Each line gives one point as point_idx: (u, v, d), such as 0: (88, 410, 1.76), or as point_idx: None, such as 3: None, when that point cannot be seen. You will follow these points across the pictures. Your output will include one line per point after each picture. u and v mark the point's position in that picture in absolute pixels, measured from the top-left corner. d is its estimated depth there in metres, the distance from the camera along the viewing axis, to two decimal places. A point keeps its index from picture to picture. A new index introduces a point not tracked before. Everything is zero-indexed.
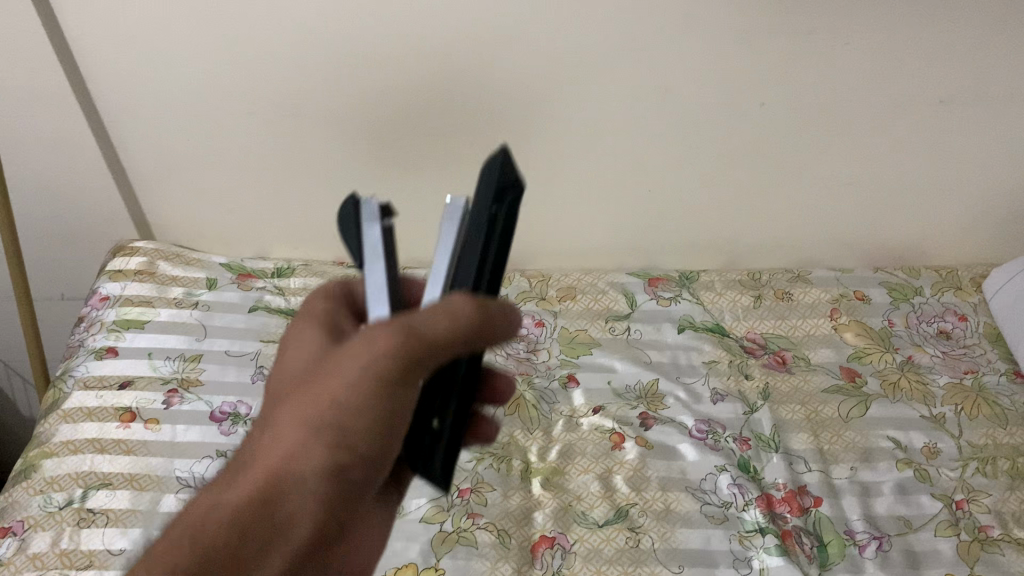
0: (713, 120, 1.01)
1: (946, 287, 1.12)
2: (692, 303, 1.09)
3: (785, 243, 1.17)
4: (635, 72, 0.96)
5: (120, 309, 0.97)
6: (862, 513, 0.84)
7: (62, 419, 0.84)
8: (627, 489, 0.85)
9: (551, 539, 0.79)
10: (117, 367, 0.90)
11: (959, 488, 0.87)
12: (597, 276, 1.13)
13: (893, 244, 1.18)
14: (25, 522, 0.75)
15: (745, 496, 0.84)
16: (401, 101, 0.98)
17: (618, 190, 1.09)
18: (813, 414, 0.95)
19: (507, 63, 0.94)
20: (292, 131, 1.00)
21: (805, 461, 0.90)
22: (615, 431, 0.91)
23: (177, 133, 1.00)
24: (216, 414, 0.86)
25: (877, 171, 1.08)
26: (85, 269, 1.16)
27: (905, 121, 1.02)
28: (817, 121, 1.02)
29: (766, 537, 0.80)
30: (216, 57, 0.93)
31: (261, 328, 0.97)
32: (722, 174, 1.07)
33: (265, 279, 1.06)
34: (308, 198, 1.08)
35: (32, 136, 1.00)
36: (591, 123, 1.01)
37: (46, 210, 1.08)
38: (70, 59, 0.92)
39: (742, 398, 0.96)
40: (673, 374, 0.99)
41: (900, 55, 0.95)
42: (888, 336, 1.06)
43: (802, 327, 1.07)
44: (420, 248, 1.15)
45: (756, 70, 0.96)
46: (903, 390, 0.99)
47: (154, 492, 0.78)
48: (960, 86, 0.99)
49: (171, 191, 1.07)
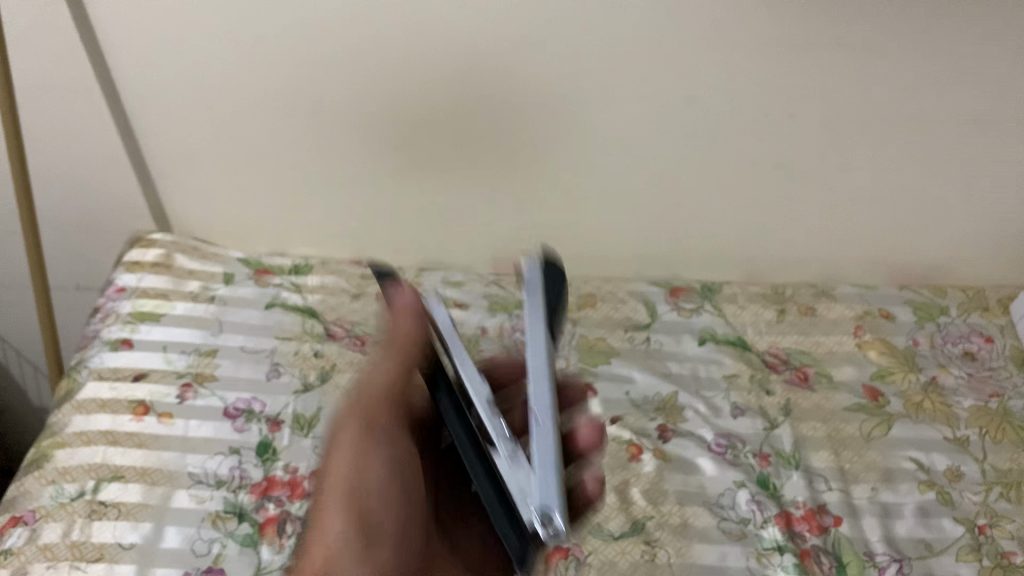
0: (742, 131, 1.00)
1: (973, 308, 1.11)
2: (713, 316, 1.08)
3: (809, 258, 1.16)
4: (663, 81, 0.95)
5: (136, 301, 0.96)
6: (883, 535, 0.83)
7: (75, 409, 0.83)
8: (643, 501, 0.83)
9: (565, 550, 0.78)
10: (132, 359, 0.89)
11: (982, 513, 0.86)
12: (617, 286, 1.11)
13: (919, 263, 1.16)
14: (37, 511, 0.74)
15: (764, 513, 0.83)
16: (426, 102, 0.97)
17: (642, 199, 1.07)
18: (834, 432, 0.94)
19: (534, 67, 0.93)
20: (316, 128, 1.00)
21: (825, 479, 0.88)
22: (632, 442, 0.90)
23: (200, 127, 0.99)
24: (230, 411, 0.85)
25: (904, 188, 1.07)
26: (101, 259, 1.15)
27: (937, 137, 1.01)
28: (846, 136, 1.01)
29: (785, 555, 0.79)
30: (241, 53, 0.92)
31: (277, 325, 0.96)
32: (747, 186, 1.06)
33: (282, 276, 1.04)
34: (329, 196, 1.07)
35: (55, 124, 0.99)
36: (618, 131, 1.00)
37: (66, 199, 1.07)
38: (96, 47, 0.92)
39: (762, 414, 0.95)
40: (692, 387, 0.98)
41: (934, 71, 0.94)
42: (913, 356, 1.04)
43: (824, 343, 1.06)
44: (440, 250, 1.13)
45: (786, 83, 0.95)
46: (927, 411, 0.97)
47: (166, 487, 0.77)
48: (994, 104, 0.97)
49: (190, 185, 1.06)
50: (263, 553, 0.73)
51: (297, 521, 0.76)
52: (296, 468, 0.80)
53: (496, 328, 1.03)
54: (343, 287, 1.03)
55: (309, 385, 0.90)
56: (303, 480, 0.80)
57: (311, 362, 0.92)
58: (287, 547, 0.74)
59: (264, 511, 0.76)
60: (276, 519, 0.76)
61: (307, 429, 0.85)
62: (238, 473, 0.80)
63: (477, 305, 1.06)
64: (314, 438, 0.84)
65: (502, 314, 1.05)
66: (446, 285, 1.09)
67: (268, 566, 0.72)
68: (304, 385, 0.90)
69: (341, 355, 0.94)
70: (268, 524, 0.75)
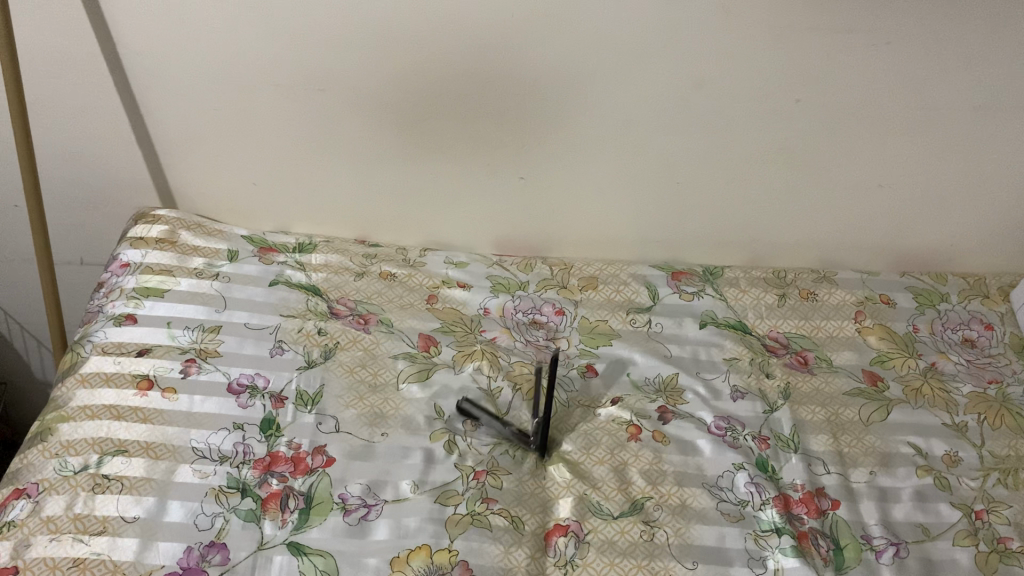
0: (748, 115, 1.00)
1: (974, 295, 1.11)
2: (715, 299, 1.08)
3: (811, 243, 1.16)
4: (670, 64, 0.95)
5: (140, 277, 0.96)
6: (880, 519, 0.83)
7: (79, 383, 0.84)
8: (643, 482, 0.84)
9: (565, 528, 0.78)
10: (136, 334, 0.89)
11: (979, 498, 0.86)
12: (619, 268, 1.12)
13: (920, 251, 1.17)
14: (40, 484, 0.74)
15: (762, 495, 0.83)
16: (433, 82, 0.97)
17: (647, 182, 1.08)
18: (833, 417, 0.94)
19: (541, 47, 0.93)
20: (323, 106, 0.99)
21: (824, 463, 0.88)
22: (632, 423, 0.90)
23: (206, 103, 0.99)
24: (234, 386, 0.86)
25: (909, 174, 1.07)
26: (105, 233, 1.15)
27: (942, 124, 1.01)
28: (851, 122, 1.01)
29: (782, 537, 0.79)
30: (248, 30, 0.92)
31: (281, 303, 0.97)
32: (750, 171, 1.06)
33: (287, 253, 1.06)
34: (334, 175, 1.07)
35: (59, 98, 0.99)
36: (623, 113, 1.00)
37: (71, 173, 1.07)
38: (100, 21, 0.91)
39: (762, 397, 0.95)
40: (693, 369, 0.98)
41: (941, 57, 0.94)
42: (913, 342, 1.05)
43: (825, 328, 1.06)
44: (442, 229, 1.14)
45: (793, 67, 0.95)
46: (926, 396, 0.97)
47: (170, 461, 0.78)
48: (1002, 91, 0.97)
49: (194, 161, 1.06)
50: (266, 528, 0.74)
51: (299, 497, 0.76)
52: (300, 444, 0.81)
53: (499, 308, 1.04)
54: (346, 264, 1.06)
55: (312, 362, 0.90)
56: (306, 456, 0.80)
57: (315, 340, 0.93)
58: (290, 522, 0.74)
59: (267, 487, 0.77)
60: (279, 495, 0.76)
61: (310, 406, 0.85)
62: (242, 448, 0.80)
63: (479, 285, 1.07)
64: (316, 417, 0.84)
65: (504, 295, 1.06)
66: (449, 265, 1.10)
67: (271, 541, 0.73)
68: (307, 362, 0.90)
69: (344, 333, 0.95)
70: (271, 499, 0.76)
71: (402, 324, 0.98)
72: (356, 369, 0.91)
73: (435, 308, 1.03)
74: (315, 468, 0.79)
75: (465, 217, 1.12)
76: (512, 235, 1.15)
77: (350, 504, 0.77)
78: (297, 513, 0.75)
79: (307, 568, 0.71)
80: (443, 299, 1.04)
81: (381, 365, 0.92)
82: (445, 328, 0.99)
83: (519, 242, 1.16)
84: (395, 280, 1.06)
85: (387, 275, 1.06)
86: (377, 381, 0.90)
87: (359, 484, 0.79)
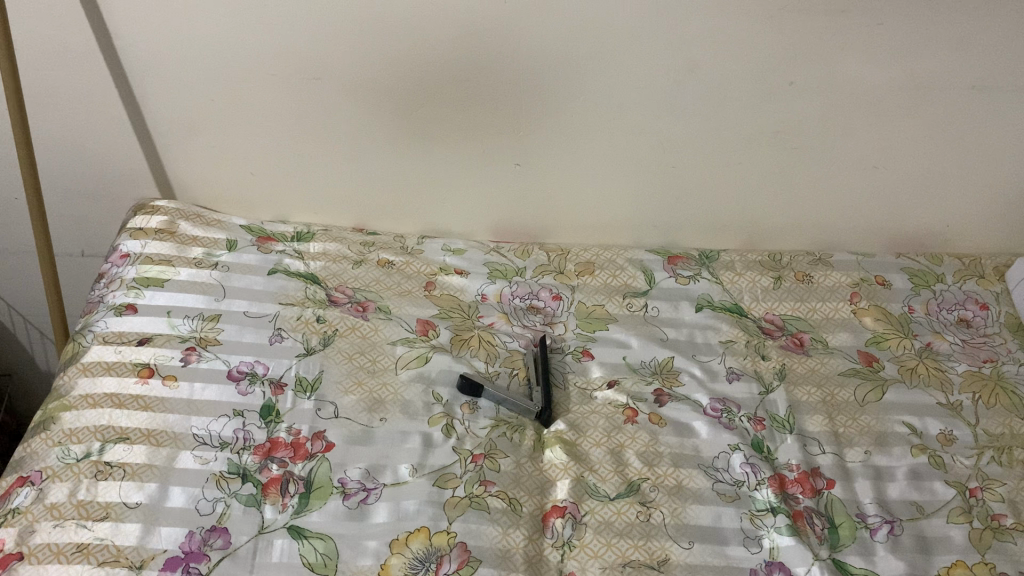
0: (741, 98, 1.00)
1: (969, 275, 1.12)
2: (710, 282, 1.09)
3: (808, 226, 1.17)
4: (663, 48, 0.95)
5: (140, 267, 0.97)
6: (875, 497, 0.84)
7: (81, 372, 0.85)
8: (639, 464, 0.85)
9: (562, 509, 0.79)
10: (136, 324, 0.90)
11: (974, 476, 0.87)
12: (616, 253, 1.12)
13: (917, 232, 1.17)
14: (43, 472, 0.75)
15: (758, 475, 0.84)
16: (429, 70, 0.98)
17: (642, 168, 1.08)
18: (829, 397, 0.95)
19: (535, 32, 0.94)
20: (319, 94, 1.00)
21: (818, 443, 0.89)
22: (628, 406, 0.91)
23: (202, 93, 1.00)
24: (234, 373, 0.87)
25: (904, 155, 1.07)
26: (106, 225, 1.16)
27: (936, 105, 1.01)
28: (844, 104, 1.01)
29: (777, 516, 0.80)
30: (242, 19, 0.92)
31: (280, 291, 0.98)
32: (745, 154, 1.07)
33: (285, 243, 1.07)
34: (332, 164, 1.08)
35: (57, 91, 1.00)
36: (617, 98, 1.00)
37: (71, 164, 1.08)
38: (97, 14, 0.92)
39: (758, 378, 0.96)
40: (689, 352, 0.99)
41: (934, 38, 0.94)
42: (908, 323, 1.05)
43: (821, 310, 1.07)
44: (439, 217, 1.15)
45: (786, 49, 0.95)
46: (921, 375, 0.98)
47: (171, 448, 0.79)
48: (994, 72, 0.98)
49: (191, 152, 1.07)
50: (266, 513, 0.75)
51: (300, 482, 0.78)
52: (299, 430, 0.82)
53: (496, 294, 1.05)
54: (344, 253, 1.07)
55: (311, 349, 0.91)
56: (306, 441, 0.81)
57: (313, 327, 0.94)
58: (290, 506, 0.75)
59: (268, 472, 0.78)
60: (279, 480, 0.77)
61: (310, 392, 0.86)
62: (242, 434, 0.81)
63: (475, 271, 1.08)
64: (316, 402, 0.85)
65: (501, 280, 1.07)
66: (447, 252, 1.10)
67: (272, 525, 0.74)
68: (306, 349, 0.91)
69: (342, 320, 0.96)
70: (272, 484, 0.77)
71: (400, 311, 0.99)
72: (355, 355, 0.91)
73: (433, 294, 1.04)
74: (315, 453, 0.80)
75: (462, 204, 1.13)
76: (509, 222, 1.16)
77: (350, 488, 0.78)
78: (297, 497, 0.76)
79: (307, 551, 0.72)
80: (441, 286, 1.05)
81: (380, 351, 0.93)
82: (443, 314, 1.00)
83: (516, 229, 1.17)
84: (393, 268, 1.07)
85: (385, 262, 1.07)
86: (375, 367, 0.91)
87: (358, 468, 0.80)
